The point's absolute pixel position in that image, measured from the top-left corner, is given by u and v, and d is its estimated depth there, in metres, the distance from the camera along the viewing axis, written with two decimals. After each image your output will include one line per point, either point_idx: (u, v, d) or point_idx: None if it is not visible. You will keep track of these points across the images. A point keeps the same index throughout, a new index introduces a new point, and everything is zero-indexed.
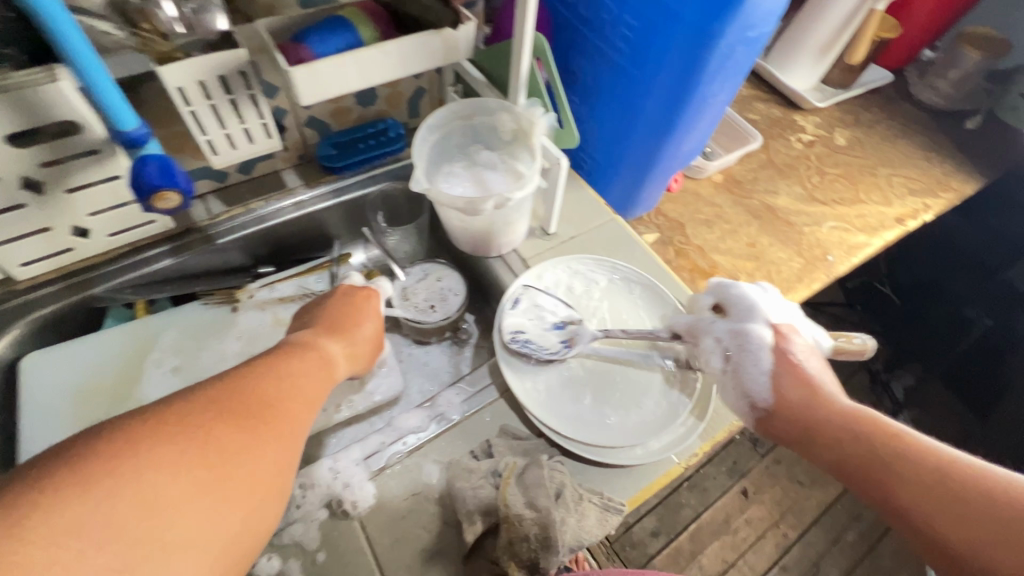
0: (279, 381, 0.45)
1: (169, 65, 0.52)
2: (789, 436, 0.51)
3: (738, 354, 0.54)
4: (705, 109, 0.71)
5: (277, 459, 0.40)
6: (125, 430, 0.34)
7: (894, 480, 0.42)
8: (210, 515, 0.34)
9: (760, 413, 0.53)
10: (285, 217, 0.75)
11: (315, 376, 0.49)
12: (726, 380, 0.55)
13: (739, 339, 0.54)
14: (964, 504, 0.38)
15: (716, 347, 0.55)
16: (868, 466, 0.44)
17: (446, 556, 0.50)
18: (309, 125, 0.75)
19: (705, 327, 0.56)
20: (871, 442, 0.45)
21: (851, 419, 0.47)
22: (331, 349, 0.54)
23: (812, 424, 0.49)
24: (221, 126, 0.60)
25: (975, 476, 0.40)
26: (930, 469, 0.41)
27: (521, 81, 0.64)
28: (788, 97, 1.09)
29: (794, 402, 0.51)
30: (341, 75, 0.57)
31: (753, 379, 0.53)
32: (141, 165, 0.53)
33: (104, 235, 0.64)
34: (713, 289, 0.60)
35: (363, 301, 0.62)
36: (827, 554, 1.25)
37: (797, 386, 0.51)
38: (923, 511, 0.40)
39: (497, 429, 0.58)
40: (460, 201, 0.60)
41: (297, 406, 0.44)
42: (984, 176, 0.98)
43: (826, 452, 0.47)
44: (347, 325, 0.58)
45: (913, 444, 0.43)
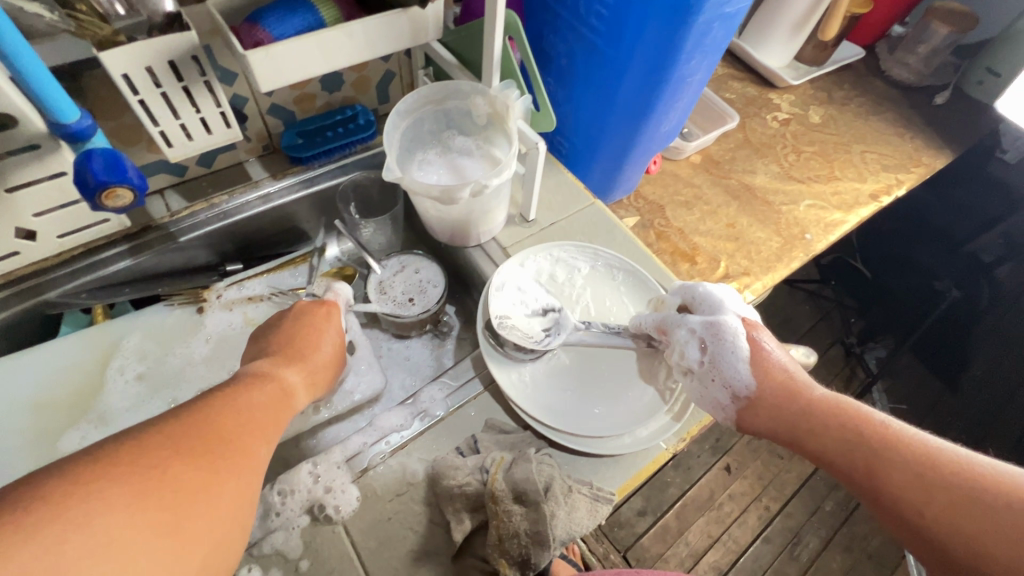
0: (242, 411, 0.42)
1: (112, 51, 0.47)
2: (773, 428, 0.51)
3: (714, 345, 0.53)
4: (683, 88, 0.69)
5: (240, 494, 0.37)
6: (73, 469, 0.31)
7: (882, 468, 0.43)
8: (171, 555, 0.31)
9: (741, 404, 0.53)
10: (252, 211, 0.71)
11: (275, 405, 0.46)
12: (703, 373, 0.53)
13: (715, 331, 0.53)
14: (948, 489, 0.39)
15: (692, 339, 0.53)
16: (857, 455, 0.45)
17: (435, 556, 0.49)
18: (272, 113, 0.72)
19: (676, 319, 0.54)
20: (859, 431, 0.46)
21: (838, 409, 0.48)
22: (291, 379, 0.50)
23: (797, 416, 0.49)
24: (175, 115, 0.56)
25: (960, 463, 0.41)
26: (914, 455, 0.42)
27: (494, 63, 0.61)
28: (763, 75, 1.09)
29: (777, 392, 0.51)
30: (302, 59, 0.53)
31: (732, 368, 0.52)
32: (86, 160, 0.49)
33: (53, 236, 0.60)
34: (677, 289, 0.59)
35: (323, 320, 0.59)
36: (808, 524, 1.28)
37: (776, 375, 0.52)
38: (909, 497, 0.41)
39: (482, 424, 0.57)
40: (436, 190, 0.57)
41: (261, 437, 0.42)
42: (953, 151, 0.99)
43: (814, 443, 0.48)
44: (303, 350, 0.55)
45: (897, 433, 0.44)
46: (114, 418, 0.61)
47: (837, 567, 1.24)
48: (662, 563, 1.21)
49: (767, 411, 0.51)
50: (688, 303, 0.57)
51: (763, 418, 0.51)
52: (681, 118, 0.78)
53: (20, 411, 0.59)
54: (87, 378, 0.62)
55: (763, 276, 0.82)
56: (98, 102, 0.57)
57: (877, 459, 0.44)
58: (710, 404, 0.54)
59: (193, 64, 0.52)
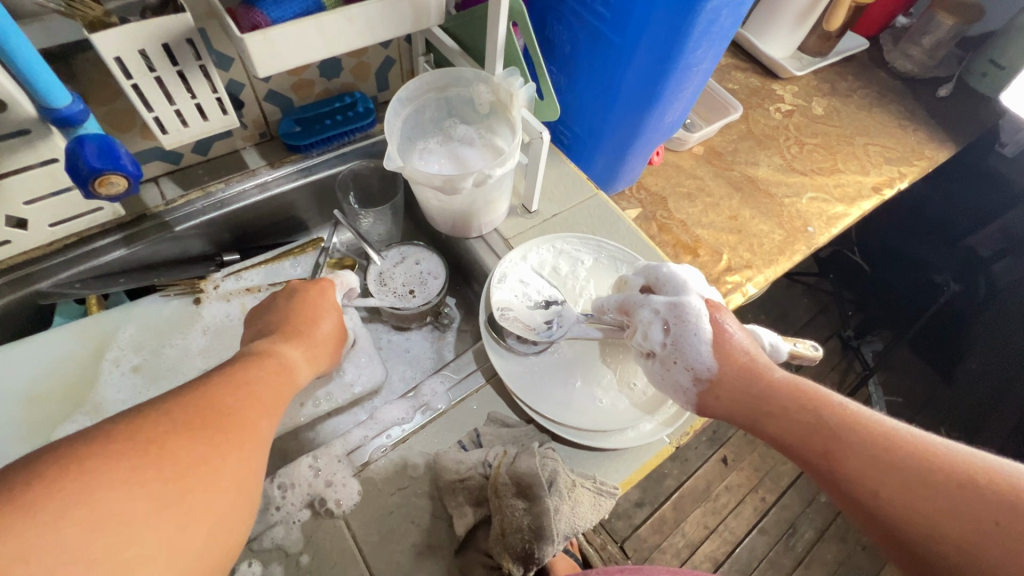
0: (243, 390, 0.40)
1: (104, 33, 0.46)
2: (731, 410, 0.49)
3: (677, 326, 0.51)
4: (688, 77, 0.68)
5: (244, 470, 0.36)
6: (71, 446, 0.30)
7: (841, 452, 0.42)
8: (175, 529, 0.31)
9: (703, 388, 0.50)
10: (248, 200, 0.70)
11: (277, 383, 0.44)
12: (666, 355, 0.52)
13: (676, 311, 0.51)
14: (905, 473, 0.39)
15: (654, 319, 0.52)
16: (815, 438, 0.44)
17: (437, 550, 0.48)
18: (269, 100, 0.70)
19: (638, 301, 0.53)
20: (818, 414, 0.45)
21: (798, 392, 0.47)
22: (291, 356, 0.49)
23: (758, 398, 0.48)
24: (170, 101, 0.54)
25: (915, 445, 0.41)
26: (873, 438, 0.42)
27: (498, 50, 0.60)
28: (766, 65, 1.08)
29: (738, 375, 0.49)
30: (302, 44, 0.52)
31: (693, 350, 0.50)
32: (79, 146, 0.47)
33: (45, 225, 0.58)
34: (641, 270, 0.57)
35: (318, 297, 0.57)
36: (803, 515, 1.29)
37: (739, 358, 0.50)
38: (868, 481, 0.40)
39: (485, 417, 0.56)
40: (438, 179, 0.56)
41: (264, 415, 0.40)
42: (956, 144, 0.99)
43: (774, 426, 0.47)
44: (303, 326, 0.53)
45: (855, 416, 0.44)
46: (110, 411, 0.60)
47: (831, 558, 1.26)
48: (658, 554, 1.22)
49: (729, 394, 0.49)
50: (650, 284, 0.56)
51: (724, 402, 0.49)
52: (686, 108, 0.77)
53: (12, 404, 0.58)
54: (81, 370, 0.61)
55: (765, 269, 0.82)
56: (89, 86, 0.55)
57: (836, 443, 0.43)
58: (672, 389, 0.52)
59: (188, 48, 0.51)
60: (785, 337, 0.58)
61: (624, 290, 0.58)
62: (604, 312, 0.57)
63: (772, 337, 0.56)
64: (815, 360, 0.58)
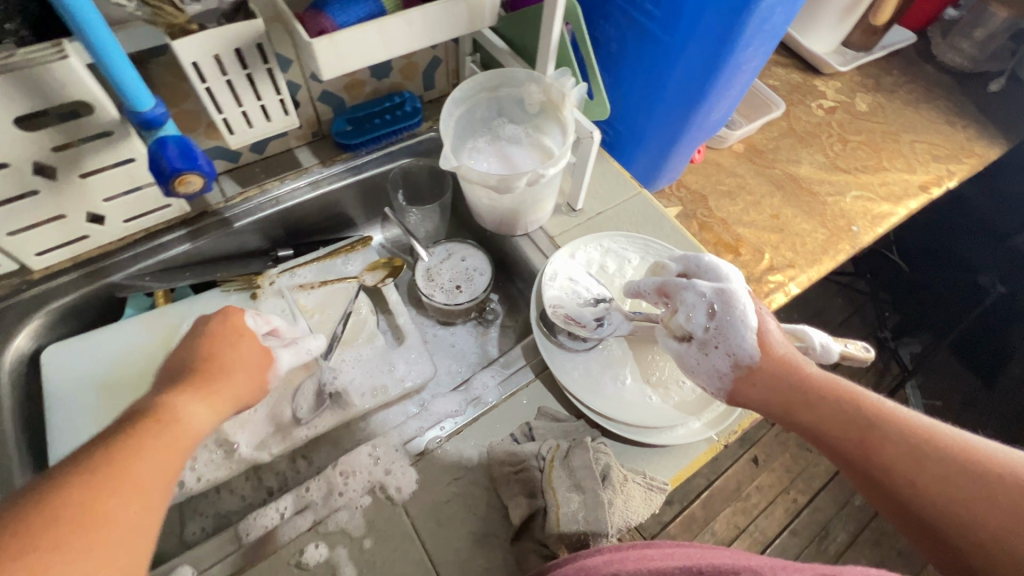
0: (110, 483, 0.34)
1: (184, 39, 0.48)
2: (761, 399, 0.47)
3: (723, 311, 0.49)
4: (737, 76, 0.67)
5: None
6: None
7: (879, 442, 0.41)
8: None
9: (740, 374, 0.48)
10: (301, 197, 0.73)
11: (164, 457, 0.37)
12: (706, 339, 0.49)
13: (724, 297, 0.49)
14: (945, 464, 0.38)
15: (699, 302, 0.50)
16: (850, 428, 0.42)
17: (494, 539, 0.50)
18: (322, 100, 0.72)
19: (682, 283, 0.51)
20: (854, 404, 0.43)
21: (832, 383, 0.45)
22: (192, 419, 0.41)
23: (792, 386, 0.46)
24: (238, 103, 0.57)
25: (952, 438, 0.40)
26: (910, 430, 0.40)
27: (551, 50, 0.61)
28: (809, 61, 1.06)
29: (778, 364, 0.47)
30: (364, 48, 0.54)
31: (738, 336, 0.48)
32: (160, 147, 0.50)
33: (119, 221, 0.62)
34: (679, 257, 0.56)
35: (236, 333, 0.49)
36: (836, 517, 1.28)
37: (779, 347, 0.48)
38: (906, 472, 0.39)
39: (535, 412, 0.57)
40: (492, 178, 0.58)
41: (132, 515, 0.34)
42: (1008, 141, 0.96)
43: (808, 416, 0.44)
44: (212, 371, 0.45)
45: (891, 408, 0.42)
46: None
47: (864, 561, 1.24)
48: None
49: (766, 381, 0.47)
50: (688, 271, 0.54)
51: (760, 390, 0.47)
52: (731, 107, 0.76)
53: (87, 390, 0.61)
54: (148, 359, 0.63)
55: (809, 269, 0.81)
56: (163, 88, 0.58)
57: (873, 433, 0.41)
58: (706, 373, 0.50)
59: (257, 52, 0.53)
60: (835, 336, 0.57)
61: (659, 275, 0.56)
62: (641, 295, 0.55)
63: (822, 336, 0.55)
64: (867, 361, 0.56)
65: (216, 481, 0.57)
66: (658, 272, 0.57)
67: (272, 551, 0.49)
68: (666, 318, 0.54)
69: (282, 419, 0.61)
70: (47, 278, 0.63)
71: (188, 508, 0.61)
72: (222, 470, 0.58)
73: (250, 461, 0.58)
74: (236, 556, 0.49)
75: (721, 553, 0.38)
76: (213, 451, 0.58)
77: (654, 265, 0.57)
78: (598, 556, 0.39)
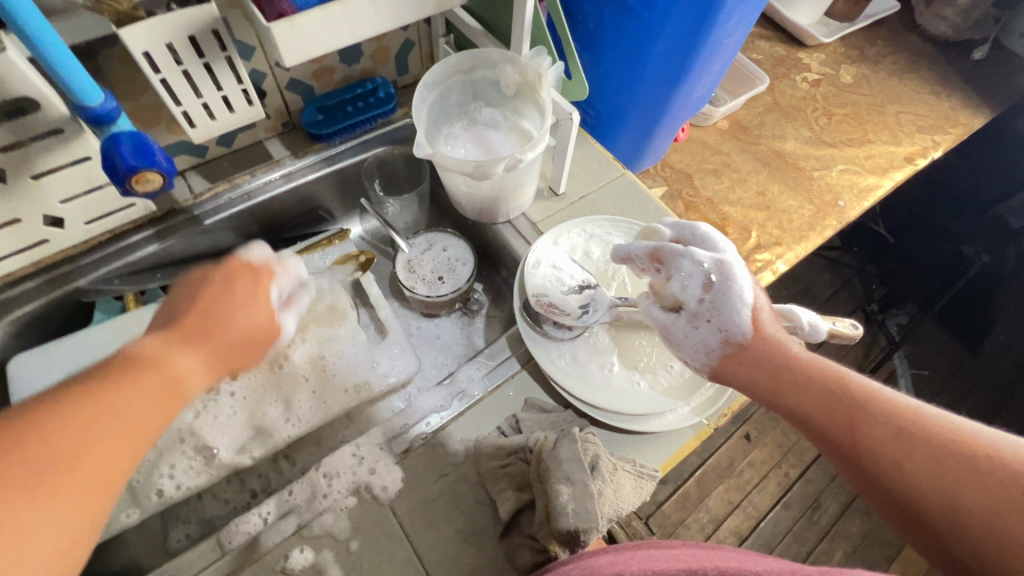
0: (49, 464, 0.30)
1: (131, 27, 0.46)
2: (745, 382, 0.45)
3: (721, 284, 0.46)
4: (719, 50, 0.65)
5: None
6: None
7: (865, 424, 0.39)
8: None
9: (729, 351, 0.46)
10: (275, 190, 0.70)
11: (158, 398, 0.36)
12: (698, 312, 0.47)
13: (722, 269, 0.47)
14: (933, 448, 0.37)
15: (696, 272, 0.47)
16: (837, 410, 0.41)
17: (485, 535, 0.49)
18: (291, 89, 0.69)
19: (679, 250, 0.48)
20: (841, 385, 0.42)
21: (819, 365, 0.43)
22: (183, 368, 0.38)
23: (777, 368, 0.44)
24: (197, 95, 0.54)
25: (938, 419, 0.38)
26: (897, 412, 0.39)
27: (525, 28, 0.58)
28: (792, 33, 1.04)
29: (768, 344, 0.45)
30: (328, 31, 0.51)
31: (731, 311, 0.46)
32: (113, 144, 0.48)
33: (80, 223, 0.59)
34: (672, 224, 0.53)
35: (246, 286, 0.45)
36: (827, 489, 1.29)
37: (770, 326, 0.46)
38: (893, 455, 0.37)
39: (522, 403, 0.56)
40: (468, 164, 0.56)
41: (67, 505, 0.30)
42: (992, 110, 0.95)
43: (793, 396, 0.43)
44: (209, 331, 0.41)
45: (878, 392, 0.41)
46: None
47: (856, 530, 1.26)
48: (683, 529, 1.23)
49: (754, 361, 0.45)
50: (682, 240, 0.51)
51: (748, 368, 0.45)
52: (714, 82, 0.74)
53: None
54: None
55: (796, 245, 0.80)
56: (117, 81, 0.55)
57: (860, 414, 0.40)
58: (696, 346, 0.47)
59: (214, 39, 0.50)
60: (824, 314, 0.55)
61: (651, 240, 0.53)
62: (631, 260, 0.52)
63: (813, 315, 0.53)
64: (854, 338, 0.55)
65: (195, 488, 0.55)
66: (648, 237, 0.53)
67: (256, 557, 0.48)
68: (656, 285, 0.51)
69: (264, 421, 0.59)
70: (8, 285, 0.60)
71: (169, 515, 0.59)
72: (202, 477, 0.56)
73: (231, 466, 0.57)
74: (219, 564, 0.48)
75: (727, 554, 0.37)
76: (192, 457, 0.56)
77: (645, 229, 0.54)
78: (602, 557, 0.38)
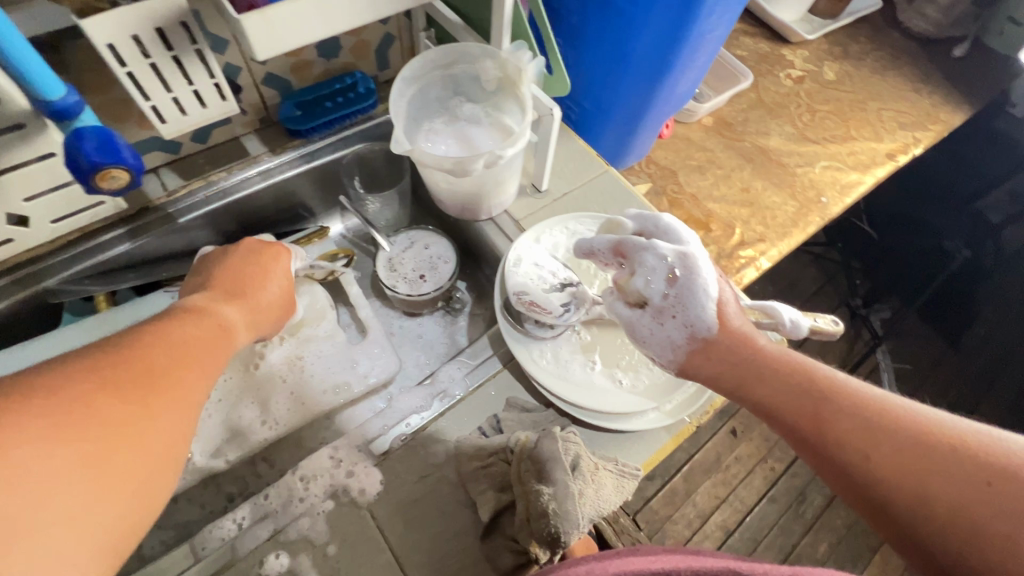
0: (148, 383, 0.35)
1: (94, 18, 0.44)
2: (715, 376, 0.45)
3: (686, 279, 0.45)
4: (701, 46, 0.65)
5: (144, 500, 0.33)
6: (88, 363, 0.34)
7: (833, 415, 0.39)
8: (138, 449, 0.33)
9: (695, 346, 0.45)
10: (252, 187, 0.68)
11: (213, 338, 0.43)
12: (663, 308, 0.46)
13: (685, 262, 0.46)
14: (900, 437, 0.36)
15: (659, 267, 0.46)
16: (805, 402, 0.40)
17: (464, 537, 0.48)
18: (267, 83, 0.68)
19: (642, 244, 0.47)
20: (809, 377, 0.41)
21: (788, 358, 0.43)
22: (229, 316, 0.46)
23: (746, 362, 0.44)
24: (167, 89, 0.52)
25: (905, 408, 0.38)
26: (864, 403, 0.39)
27: (505, 22, 0.57)
28: (776, 30, 1.04)
29: (735, 337, 0.45)
30: (301, 25, 0.50)
31: (697, 306, 0.45)
32: (76, 140, 0.46)
33: (47, 222, 0.57)
34: (635, 215, 0.51)
35: (271, 259, 0.55)
36: (812, 482, 1.30)
37: (737, 320, 0.46)
38: (861, 447, 0.37)
39: (503, 403, 0.56)
40: (447, 161, 0.55)
41: (173, 414, 0.36)
42: (972, 106, 0.96)
43: (762, 389, 0.42)
44: (248, 287, 0.51)
45: (846, 383, 0.41)
46: None
47: (840, 523, 1.27)
48: (671, 525, 1.24)
49: (722, 355, 0.45)
50: (645, 232, 0.50)
51: (715, 364, 0.45)
52: (697, 78, 0.74)
53: None
54: None
55: (779, 242, 0.80)
56: (83, 74, 0.53)
57: (827, 406, 0.39)
58: (661, 342, 0.47)
59: (182, 31, 0.49)
60: (807, 311, 0.55)
61: (614, 233, 0.52)
62: (595, 255, 0.50)
63: (794, 312, 0.52)
64: (835, 335, 0.55)
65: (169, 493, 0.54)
66: (612, 230, 0.52)
67: (231, 562, 0.47)
68: (620, 280, 0.49)
69: (239, 424, 0.58)
70: None
71: None
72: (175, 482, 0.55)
73: (206, 470, 0.56)
74: (193, 570, 0.47)
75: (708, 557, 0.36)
76: None
77: (609, 222, 0.52)
78: (579, 568, 0.36)
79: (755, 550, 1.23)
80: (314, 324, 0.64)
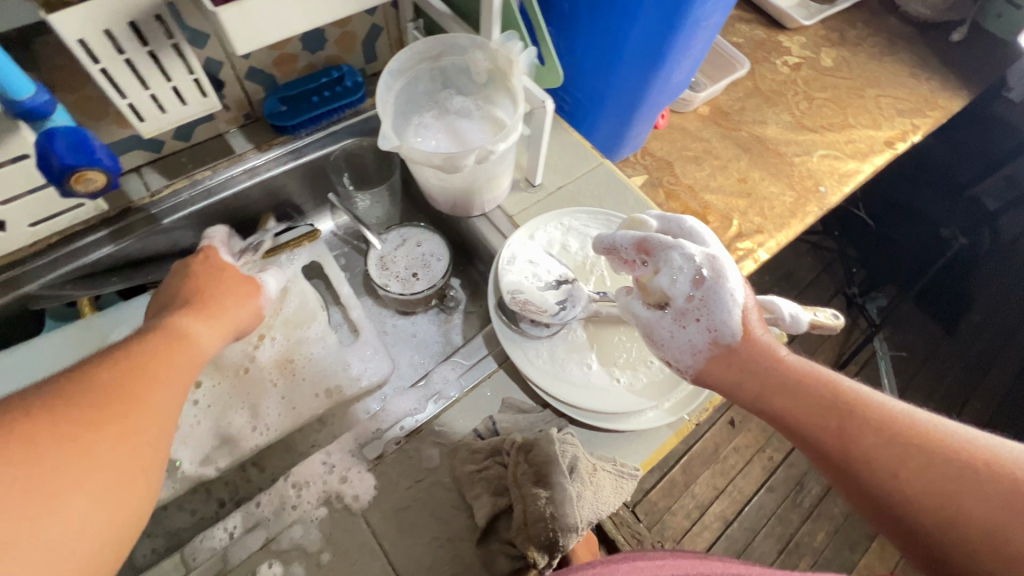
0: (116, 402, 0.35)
1: (62, 13, 0.42)
2: (734, 387, 0.44)
3: (714, 282, 0.44)
4: (696, 35, 0.63)
5: (106, 540, 0.32)
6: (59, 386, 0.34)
7: (859, 431, 0.38)
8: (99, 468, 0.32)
9: (717, 352, 0.44)
10: (238, 186, 0.66)
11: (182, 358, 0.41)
12: (687, 310, 0.45)
13: (713, 264, 0.45)
14: (930, 456, 0.36)
15: (685, 267, 0.44)
16: (829, 417, 0.39)
17: (460, 543, 0.47)
18: (250, 78, 0.66)
19: (668, 242, 0.45)
20: (833, 390, 0.40)
21: (808, 369, 0.42)
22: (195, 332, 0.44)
23: (766, 374, 0.42)
24: (144, 86, 0.50)
25: (933, 425, 0.37)
26: (890, 418, 0.38)
27: (494, 12, 0.55)
28: (772, 16, 1.02)
29: (756, 347, 0.44)
30: (280, 16, 0.48)
31: (723, 310, 0.44)
32: (48, 141, 0.45)
33: (23, 225, 0.55)
34: (659, 216, 0.50)
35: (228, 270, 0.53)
36: (810, 471, 1.30)
37: (759, 329, 0.45)
38: (890, 466, 0.36)
39: (499, 404, 0.55)
40: (438, 157, 0.53)
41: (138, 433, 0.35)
42: (971, 92, 0.94)
43: (781, 401, 0.41)
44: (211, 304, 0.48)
45: (871, 398, 0.40)
46: None
47: (838, 511, 1.28)
48: (669, 516, 1.24)
49: (743, 364, 0.43)
50: (669, 233, 0.48)
51: (735, 373, 0.44)
52: (693, 68, 0.72)
53: None
54: None
55: (777, 233, 0.79)
56: (54, 72, 0.51)
57: (853, 422, 0.38)
58: (685, 347, 0.45)
59: (157, 26, 0.47)
60: (807, 304, 0.53)
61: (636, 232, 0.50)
62: (616, 250, 0.48)
63: (794, 306, 0.51)
64: (835, 328, 0.54)
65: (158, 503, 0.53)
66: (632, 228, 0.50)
67: (222, 572, 0.46)
68: (641, 278, 0.48)
69: (228, 430, 0.57)
70: None
71: None
72: (164, 491, 0.54)
73: (196, 479, 0.55)
74: None
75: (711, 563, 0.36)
76: None
77: (630, 220, 0.50)
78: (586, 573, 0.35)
79: (753, 540, 1.23)
80: (304, 326, 0.63)
